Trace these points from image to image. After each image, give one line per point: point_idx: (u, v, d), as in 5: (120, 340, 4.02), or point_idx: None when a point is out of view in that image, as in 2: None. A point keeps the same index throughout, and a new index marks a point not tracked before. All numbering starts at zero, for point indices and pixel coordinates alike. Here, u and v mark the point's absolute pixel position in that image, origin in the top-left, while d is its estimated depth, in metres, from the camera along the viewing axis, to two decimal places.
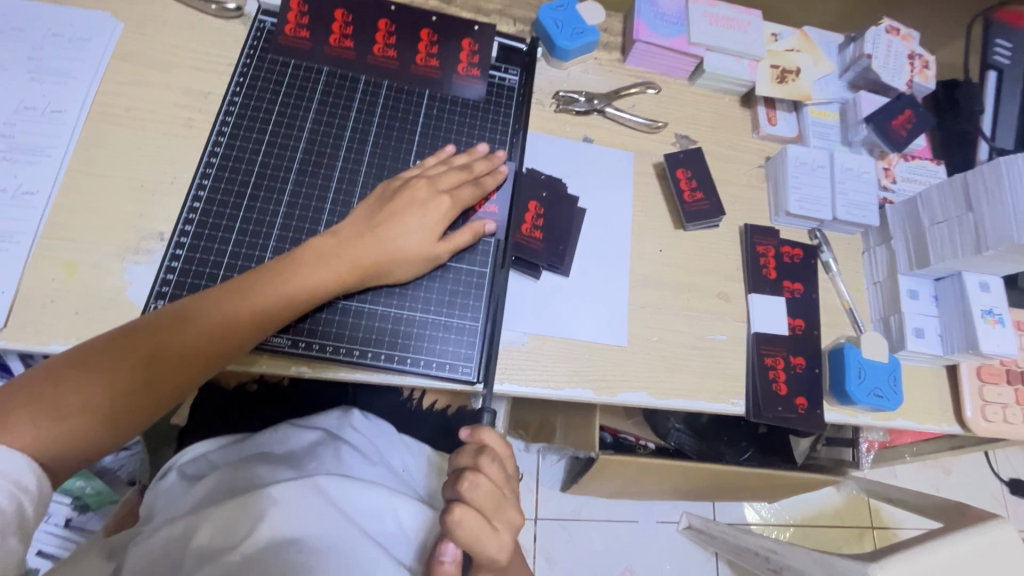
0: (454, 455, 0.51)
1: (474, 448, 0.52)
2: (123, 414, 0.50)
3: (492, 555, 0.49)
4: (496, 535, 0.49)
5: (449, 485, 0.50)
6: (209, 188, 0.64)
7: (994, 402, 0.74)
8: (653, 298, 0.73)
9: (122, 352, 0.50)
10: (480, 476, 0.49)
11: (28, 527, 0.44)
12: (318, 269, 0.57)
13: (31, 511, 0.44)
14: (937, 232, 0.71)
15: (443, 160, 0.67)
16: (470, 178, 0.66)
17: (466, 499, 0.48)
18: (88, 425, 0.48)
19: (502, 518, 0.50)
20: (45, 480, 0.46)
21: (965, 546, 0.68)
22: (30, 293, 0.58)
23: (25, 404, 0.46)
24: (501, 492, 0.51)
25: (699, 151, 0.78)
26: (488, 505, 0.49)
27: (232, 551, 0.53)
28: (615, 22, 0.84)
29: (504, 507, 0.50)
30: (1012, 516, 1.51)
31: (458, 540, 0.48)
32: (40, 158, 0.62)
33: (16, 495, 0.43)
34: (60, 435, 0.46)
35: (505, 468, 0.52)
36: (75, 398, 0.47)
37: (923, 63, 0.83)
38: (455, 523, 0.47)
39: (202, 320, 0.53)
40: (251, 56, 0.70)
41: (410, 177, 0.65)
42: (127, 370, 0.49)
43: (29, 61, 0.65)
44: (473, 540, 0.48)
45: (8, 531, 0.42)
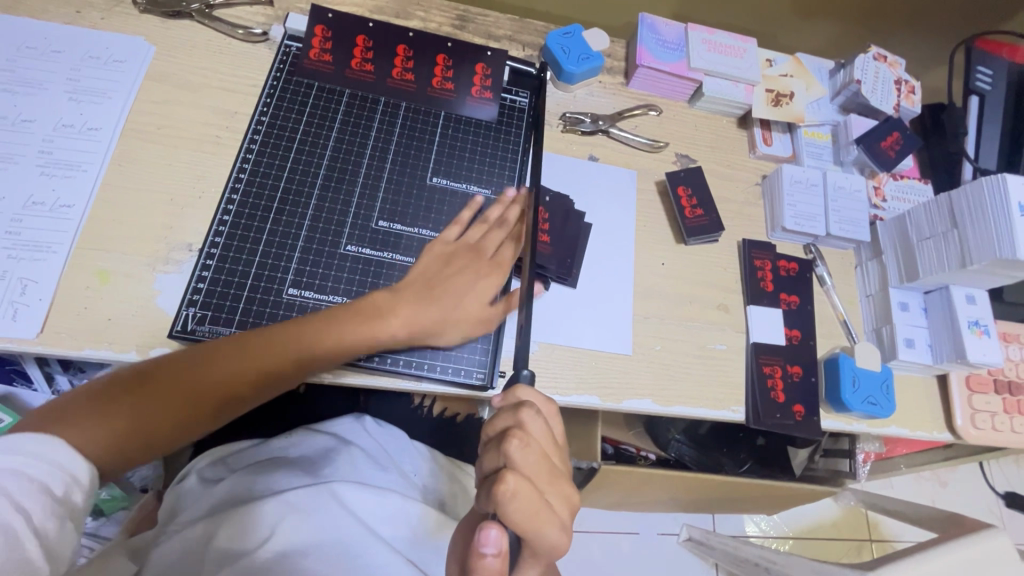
0: (494, 419, 0.52)
1: (512, 409, 0.52)
2: (140, 442, 0.53)
3: (549, 526, 0.48)
4: (550, 503, 0.48)
5: (494, 448, 0.50)
6: (238, 202, 0.67)
7: (982, 410, 0.78)
8: (656, 309, 0.76)
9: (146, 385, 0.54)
10: (526, 437, 0.50)
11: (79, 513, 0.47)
12: (367, 323, 0.60)
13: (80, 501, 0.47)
14: (925, 247, 0.75)
15: (453, 222, 0.70)
16: (508, 233, 0.70)
17: (516, 458, 0.48)
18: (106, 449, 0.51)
19: (553, 486, 0.50)
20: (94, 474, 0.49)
21: (957, 551, 0.71)
22: (66, 301, 0.61)
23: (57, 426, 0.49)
24: (548, 458, 0.51)
25: (699, 169, 0.82)
26: (538, 469, 0.49)
27: (251, 554, 0.56)
28: (618, 48, 0.89)
29: (553, 474, 0.50)
30: (1008, 529, 1.53)
31: (513, 516, 0.46)
32: (77, 173, 0.66)
33: (68, 483, 0.46)
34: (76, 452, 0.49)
35: (548, 432, 0.52)
36: (98, 424, 0.51)
37: (909, 88, 0.88)
38: (509, 486, 0.46)
39: (217, 364, 0.56)
40: (277, 78, 0.74)
41: (456, 243, 0.68)
42: (149, 403, 0.53)
43: (67, 81, 0.69)
44: (530, 513, 0.47)
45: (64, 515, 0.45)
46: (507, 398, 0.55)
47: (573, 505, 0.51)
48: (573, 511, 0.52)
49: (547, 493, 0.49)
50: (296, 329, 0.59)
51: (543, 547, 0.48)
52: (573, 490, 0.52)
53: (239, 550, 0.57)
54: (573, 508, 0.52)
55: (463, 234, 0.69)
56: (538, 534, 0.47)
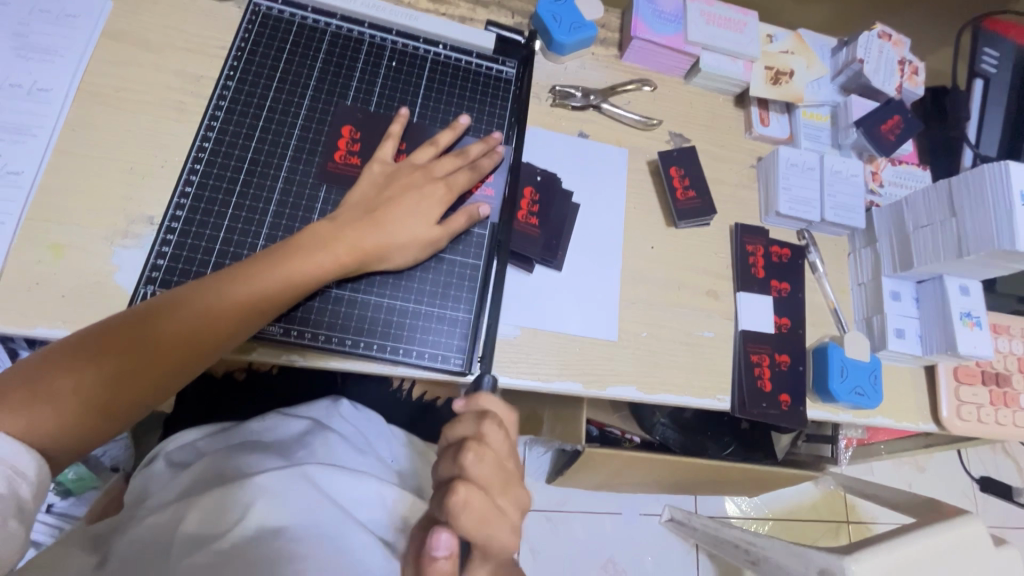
0: (455, 425, 0.51)
1: (474, 417, 0.51)
2: (113, 402, 0.49)
3: (499, 529, 0.49)
4: (503, 509, 0.49)
5: (450, 456, 0.50)
6: (201, 172, 0.63)
7: (969, 401, 0.77)
8: (644, 294, 0.73)
9: (118, 336, 0.50)
10: (482, 447, 0.49)
11: (30, 509, 0.44)
12: (279, 247, 0.57)
13: (29, 494, 0.44)
14: (921, 235, 0.73)
15: (429, 142, 0.67)
16: (465, 162, 0.66)
17: (471, 470, 0.48)
18: (81, 409, 0.48)
19: (507, 492, 0.50)
20: (44, 468, 0.46)
21: (935, 540, 0.71)
22: (15, 275, 0.57)
23: (21, 388, 0.46)
24: (504, 465, 0.50)
25: (694, 149, 0.79)
26: (493, 478, 0.49)
27: (221, 538, 0.53)
28: (613, 18, 0.84)
29: (507, 480, 0.50)
30: (981, 512, 1.56)
31: (464, 523, 0.47)
32: (26, 138, 0.61)
33: (13, 478, 0.43)
34: (53, 418, 0.46)
35: (506, 439, 0.52)
36: (66, 383, 0.47)
37: (912, 69, 0.85)
38: (461, 496, 0.46)
39: (198, 304, 0.52)
40: (245, 40, 0.68)
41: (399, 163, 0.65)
42: (93, 369, 0.48)
43: (15, 37, 0.64)
44: (481, 519, 0.47)
45: (7, 513, 0.42)
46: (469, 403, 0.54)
47: (524, 505, 0.52)
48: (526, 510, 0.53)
49: (500, 498, 0.49)
50: (273, 255, 0.56)
51: (494, 549, 0.49)
52: (526, 492, 0.53)
53: (206, 534, 0.54)
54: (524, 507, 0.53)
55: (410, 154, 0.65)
56: (489, 537, 0.48)
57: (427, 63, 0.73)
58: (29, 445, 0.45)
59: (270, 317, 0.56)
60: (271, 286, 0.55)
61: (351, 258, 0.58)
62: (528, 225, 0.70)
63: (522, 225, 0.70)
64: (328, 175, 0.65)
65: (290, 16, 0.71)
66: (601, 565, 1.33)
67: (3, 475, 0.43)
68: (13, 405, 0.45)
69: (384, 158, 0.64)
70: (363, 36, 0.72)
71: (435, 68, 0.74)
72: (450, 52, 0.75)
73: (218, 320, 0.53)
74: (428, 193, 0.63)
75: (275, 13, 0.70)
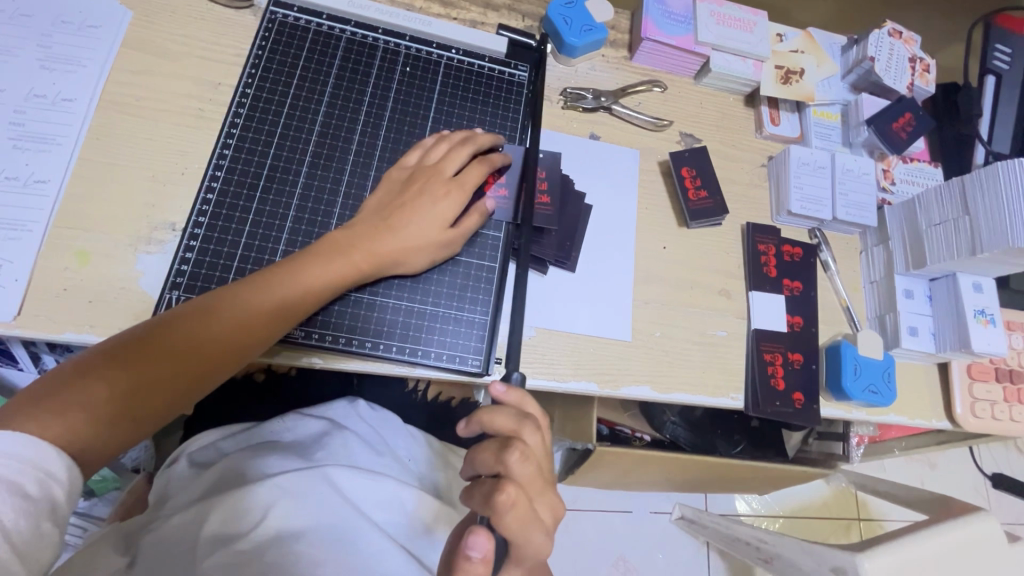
0: (496, 417, 0.52)
1: (516, 414, 0.52)
2: (144, 405, 0.50)
3: (535, 534, 0.50)
4: (538, 512, 0.50)
5: (493, 452, 0.51)
6: (222, 179, 0.64)
7: (983, 399, 0.77)
8: (657, 295, 0.74)
9: (150, 342, 0.51)
10: (524, 446, 0.51)
11: (62, 513, 0.45)
12: (301, 256, 0.58)
13: (62, 497, 0.45)
14: (935, 233, 0.73)
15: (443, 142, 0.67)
16: (477, 160, 0.67)
17: (515, 470, 0.49)
18: (114, 412, 0.49)
19: (543, 496, 0.51)
20: (76, 470, 0.47)
21: (950, 538, 0.71)
22: (43, 283, 0.58)
23: (57, 392, 0.47)
24: (540, 468, 0.52)
25: (705, 149, 0.79)
26: (532, 480, 0.50)
27: (244, 537, 0.55)
28: (623, 19, 0.85)
29: (544, 483, 0.52)
30: (993, 509, 1.55)
31: (507, 524, 0.48)
32: (51, 147, 0.62)
33: (45, 480, 0.44)
34: (86, 422, 0.47)
35: (543, 443, 0.53)
36: (100, 388, 0.48)
37: (924, 67, 0.85)
38: (509, 498, 0.48)
39: (226, 309, 0.54)
40: (262, 47, 0.69)
41: (413, 168, 0.65)
42: (121, 375, 0.49)
43: (38, 48, 0.65)
44: (522, 524, 0.49)
45: (41, 516, 0.43)
46: (509, 395, 0.54)
47: (558, 514, 0.53)
48: (558, 518, 0.54)
49: (536, 501, 0.51)
50: (294, 262, 0.57)
51: (528, 552, 0.51)
52: (559, 500, 0.54)
53: (230, 534, 0.55)
54: (558, 516, 0.53)
55: (423, 157, 0.66)
56: (525, 542, 0.49)
57: (440, 67, 0.74)
58: (60, 448, 0.45)
59: (292, 323, 0.57)
60: (294, 292, 0.56)
61: (368, 264, 0.59)
62: (542, 206, 0.70)
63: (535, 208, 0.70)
64: (347, 181, 0.67)
65: (305, 23, 0.72)
66: (612, 563, 1.33)
67: (35, 479, 0.43)
68: (51, 409, 0.46)
69: (401, 165, 0.65)
70: (377, 42, 0.73)
71: (448, 72, 0.74)
72: (462, 56, 0.76)
73: (246, 325, 0.54)
74: (440, 196, 0.63)
75: (290, 21, 0.71)
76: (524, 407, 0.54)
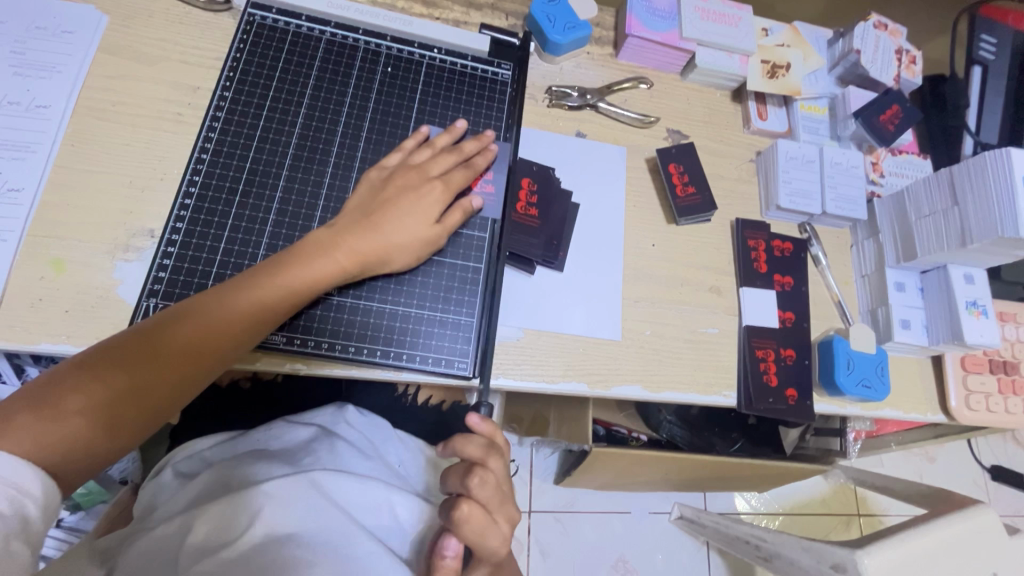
0: (461, 438, 0.52)
1: (483, 433, 0.52)
2: (122, 417, 0.49)
3: (499, 545, 0.50)
4: (501, 525, 0.51)
5: (458, 475, 0.51)
6: (200, 183, 0.63)
7: (977, 391, 0.76)
8: (646, 293, 0.73)
9: (127, 351, 0.50)
10: (486, 472, 0.50)
11: (37, 530, 0.44)
12: (280, 258, 0.57)
13: (36, 513, 0.44)
14: (924, 225, 0.73)
15: (427, 143, 0.67)
16: (460, 159, 0.67)
17: (474, 489, 0.49)
18: (91, 423, 0.47)
19: (507, 509, 0.51)
20: (52, 487, 0.46)
21: (949, 533, 0.70)
22: (18, 293, 0.57)
23: (31, 406, 0.46)
24: (504, 488, 0.52)
25: (692, 145, 0.78)
26: (494, 497, 0.50)
27: (230, 547, 0.53)
28: (607, 16, 0.84)
29: (507, 497, 0.52)
30: (993, 502, 1.55)
31: (466, 539, 0.49)
32: (25, 154, 0.61)
33: (17, 498, 0.43)
34: (60, 435, 0.46)
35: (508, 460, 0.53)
36: (76, 400, 0.47)
37: (910, 59, 0.84)
38: (464, 514, 0.48)
39: (205, 315, 0.52)
40: (240, 50, 0.69)
41: (397, 167, 0.65)
42: (98, 387, 0.48)
43: (12, 54, 0.64)
44: (482, 537, 0.49)
45: (12, 534, 0.42)
46: (481, 413, 0.54)
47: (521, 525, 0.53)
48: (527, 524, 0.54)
49: (499, 518, 0.51)
50: (273, 264, 0.56)
51: (495, 558, 0.52)
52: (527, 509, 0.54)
53: (214, 544, 0.54)
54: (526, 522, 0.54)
55: (407, 159, 0.65)
56: (489, 551, 0.50)
57: (422, 67, 0.74)
58: (32, 463, 0.45)
59: (273, 328, 0.56)
60: (275, 296, 0.55)
61: (351, 264, 0.58)
62: (527, 216, 0.70)
63: (520, 218, 0.70)
64: (328, 183, 0.66)
65: (284, 25, 0.71)
66: (611, 565, 1.32)
67: (7, 496, 0.43)
68: (26, 424, 0.45)
69: (384, 164, 0.65)
70: (358, 43, 0.72)
71: (430, 72, 0.74)
72: (444, 55, 0.75)
73: (224, 330, 0.53)
74: (425, 195, 0.63)
75: (268, 23, 0.71)
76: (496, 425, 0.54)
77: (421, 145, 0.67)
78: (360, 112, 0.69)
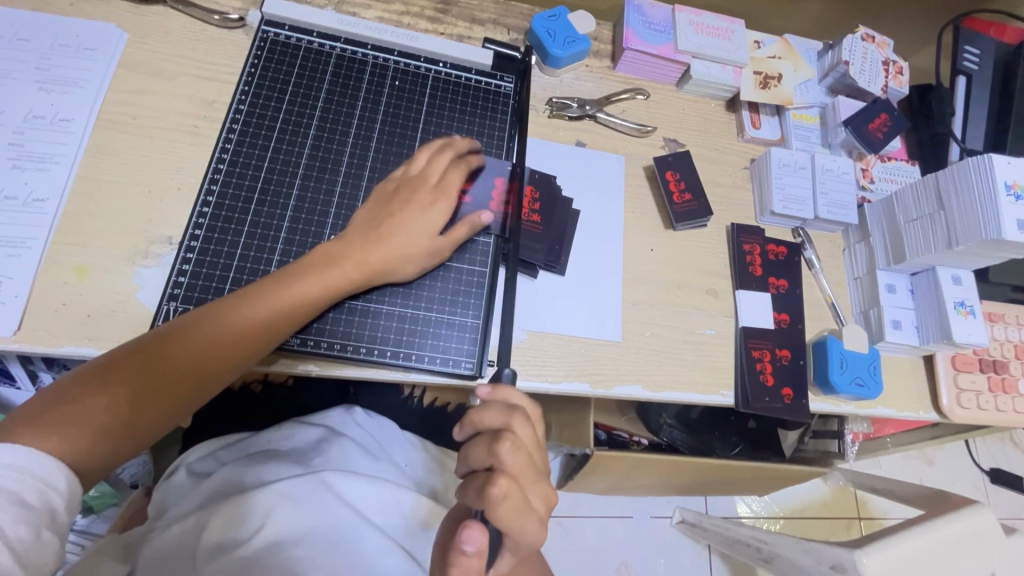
0: (484, 413, 0.53)
1: (504, 409, 0.53)
2: (141, 417, 0.51)
3: (531, 524, 0.51)
4: (532, 502, 0.51)
5: (484, 446, 0.51)
6: (217, 193, 0.65)
7: (968, 389, 0.79)
8: (645, 296, 0.76)
9: (147, 355, 0.52)
10: (515, 438, 0.51)
11: (63, 521, 0.46)
12: (292, 268, 0.59)
13: (62, 505, 0.46)
14: (912, 229, 0.75)
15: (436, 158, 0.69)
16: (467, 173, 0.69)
17: (506, 462, 0.50)
18: (113, 424, 0.49)
19: (536, 485, 0.52)
20: (77, 481, 0.47)
21: (943, 528, 0.72)
22: (43, 297, 0.59)
23: (56, 406, 0.48)
24: (531, 458, 0.52)
25: (688, 153, 0.81)
26: (524, 470, 0.51)
27: (243, 545, 0.55)
28: (605, 31, 0.87)
29: (536, 473, 0.53)
30: (992, 503, 1.56)
31: (500, 515, 0.49)
32: (49, 166, 0.64)
33: (44, 491, 0.45)
34: (82, 434, 0.48)
35: (533, 434, 0.54)
36: (99, 401, 0.49)
37: (896, 69, 0.88)
38: (502, 488, 0.49)
39: (221, 321, 0.55)
40: (255, 65, 0.72)
41: (401, 178, 0.66)
42: (119, 389, 0.50)
43: (37, 71, 0.67)
44: (516, 514, 0.49)
45: (41, 525, 0.44)
46: (494, 394, 0.54)
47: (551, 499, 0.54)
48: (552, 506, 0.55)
49: (528, 491, 0.51)
50: (286, 274, 0.58)
51: (525, 542, 0.52)
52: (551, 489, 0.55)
53: (229, 542, 0.56)
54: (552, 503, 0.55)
55: (410, 167, 0.67)
56: (520, 531, 0.50)
57: (429, 81, 0.77)
58: (59, 461, 0.46)
59: (285, 334, 0.59)
60: (288, 304, 0.57)
61: (359, 275, 0.61)
62: (530, 223, 0.72)
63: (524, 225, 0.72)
64: (339, 192, 0.68)
65: (296, 41, 0.74)
66: (614, 569, 1.33)
67: (35, 489, 0.44)
68: (50, 423, 0.47)
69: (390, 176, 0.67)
70: (367, 57, 0.75)
71: (436, 85, 0.77)
72: (449, 69, 0.78)
73: (240, 336, 0.55)
74: (430, 208, 0.65)
75: (281, 39, 0.74)
76: (512, 400, 0.55)
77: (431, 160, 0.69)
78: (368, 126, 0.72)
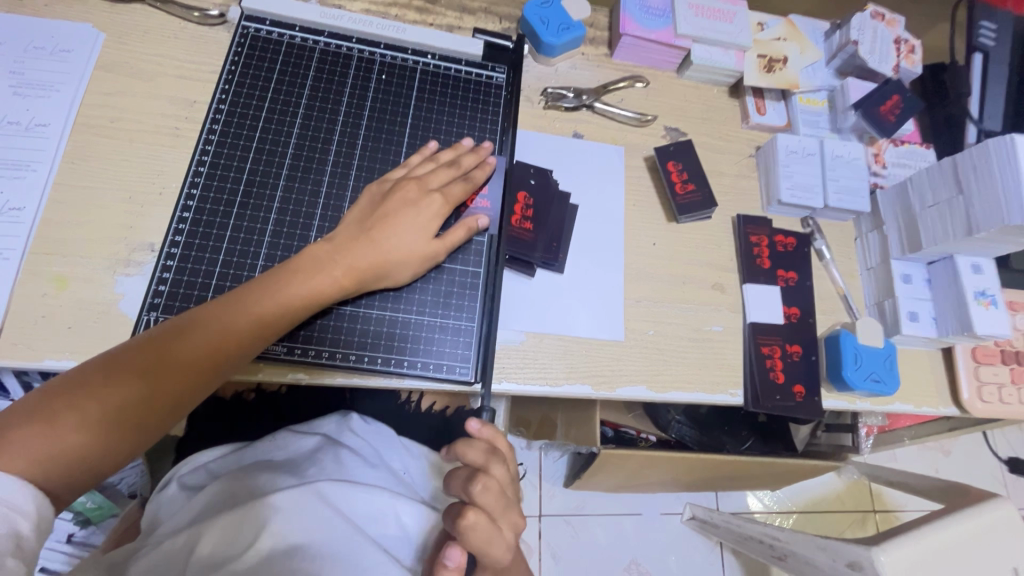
0: (466, 451, 0.51)
1: (485, 448, 0.51)
2: (122, 430, 0.48)
3: (501, 555, 0.50)
4: (504, 533, 0.50)
5: (460, 481, 0.51)
6: (198, 197, 0.63)
7: (990, 382, 0.75)
8: (648, 293, 0.72)
9: (123, 367, 0.49)
10: (489, 478, 0.50)
11: (32, 547, 0.43)
12: (279, 272, 0.57)
13: (29, 531, 0.43)
14: (929, 216, 0.72)
15: (428, 158, 0.67)
16: (460, 173, 0.66)
17: (477, 498, 0.49)
18: (88, 440, 0.47)
19: (509, 517, 0.51)
20: (46, 505, 0.44)
21: (970, 531, 0.69)
22: (21, 310, 0.57)
23: (26, 422, 0.45)
24: (507, 493, 0.52)
25: (690, 142, 0.78)
26: (497, 506, 0.50)
27: (232, 564, 0.53)
28: (601, 17, 0.84)
29: (510, 504, 0.52)
30: (1012, 495, 1.52)
31: (470, 544, 0.49)
32: (26, 173, 0.62)
33: (8, 516, 0.42)
34: (58, 451, 0.45)
35: (509, 471, 0.53)
36: (72, 416, 0.46)
37: (908, 48, 0.83)
38: (470, 521, 0.48)
39: (205, 328, 0.52)
40: (235, 63, 0.69)
41: (398, 180, 0.64)
42: (97, 402, 0.47)
43: (11, 74, 0.65)
44: (485, 544, 0.49)
45: (3, 552, 0.40)
46: (481, 429, 0.53)
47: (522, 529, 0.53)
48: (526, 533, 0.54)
49: (502, 522, 0.51)
50: (273, 279, 0.56)
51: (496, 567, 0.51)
52: (526, 517, 0.54)
53: (218, 560, 0.54)
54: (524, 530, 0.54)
55: (409, 172, 0.65)
56: (491, 559, 0.50)
57: (417, 74, 0.74)
58: (28, 481, 0.43)
59: (273, 341, 0.56)
60: (277, 311, 0.55)
61: (349, 278, 0.58)
62: (524, 228, 0.68)
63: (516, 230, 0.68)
64: (326, 193, 0.66)
65: (279, 37, 0.71)
66: (624, 568, 1.31)
67: None
68: (22, 440, 0.44)
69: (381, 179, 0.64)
70: (351, 51, 0.72)
71: (425, 78, 0.74)
72: (438, 61, 0.75)
73: (221, 346, 0.52)
74: (425, 211, 0.62)
75: (262, 35, 0.71)
76: (496, 440, 0.53)
77: (425, 159, 0.67)
78: (357, 123, 0.69)
